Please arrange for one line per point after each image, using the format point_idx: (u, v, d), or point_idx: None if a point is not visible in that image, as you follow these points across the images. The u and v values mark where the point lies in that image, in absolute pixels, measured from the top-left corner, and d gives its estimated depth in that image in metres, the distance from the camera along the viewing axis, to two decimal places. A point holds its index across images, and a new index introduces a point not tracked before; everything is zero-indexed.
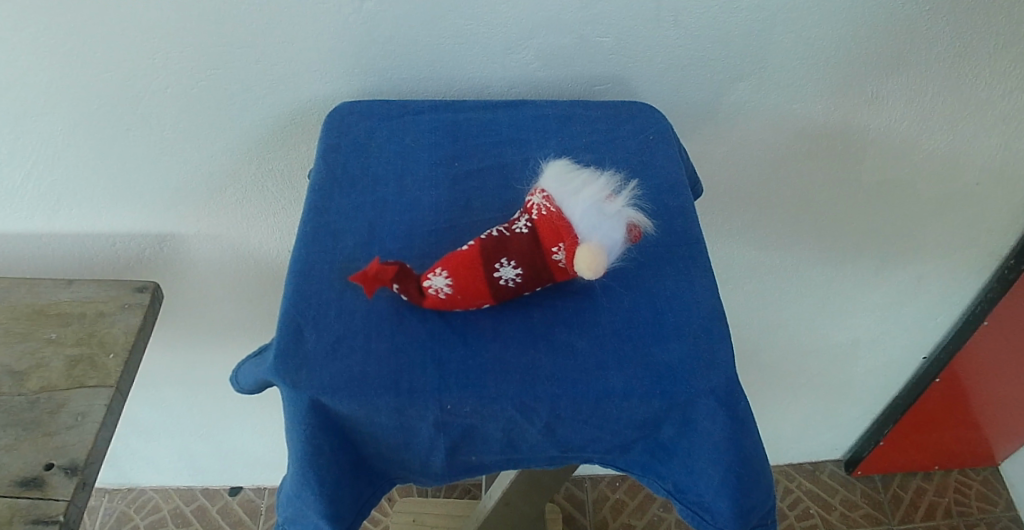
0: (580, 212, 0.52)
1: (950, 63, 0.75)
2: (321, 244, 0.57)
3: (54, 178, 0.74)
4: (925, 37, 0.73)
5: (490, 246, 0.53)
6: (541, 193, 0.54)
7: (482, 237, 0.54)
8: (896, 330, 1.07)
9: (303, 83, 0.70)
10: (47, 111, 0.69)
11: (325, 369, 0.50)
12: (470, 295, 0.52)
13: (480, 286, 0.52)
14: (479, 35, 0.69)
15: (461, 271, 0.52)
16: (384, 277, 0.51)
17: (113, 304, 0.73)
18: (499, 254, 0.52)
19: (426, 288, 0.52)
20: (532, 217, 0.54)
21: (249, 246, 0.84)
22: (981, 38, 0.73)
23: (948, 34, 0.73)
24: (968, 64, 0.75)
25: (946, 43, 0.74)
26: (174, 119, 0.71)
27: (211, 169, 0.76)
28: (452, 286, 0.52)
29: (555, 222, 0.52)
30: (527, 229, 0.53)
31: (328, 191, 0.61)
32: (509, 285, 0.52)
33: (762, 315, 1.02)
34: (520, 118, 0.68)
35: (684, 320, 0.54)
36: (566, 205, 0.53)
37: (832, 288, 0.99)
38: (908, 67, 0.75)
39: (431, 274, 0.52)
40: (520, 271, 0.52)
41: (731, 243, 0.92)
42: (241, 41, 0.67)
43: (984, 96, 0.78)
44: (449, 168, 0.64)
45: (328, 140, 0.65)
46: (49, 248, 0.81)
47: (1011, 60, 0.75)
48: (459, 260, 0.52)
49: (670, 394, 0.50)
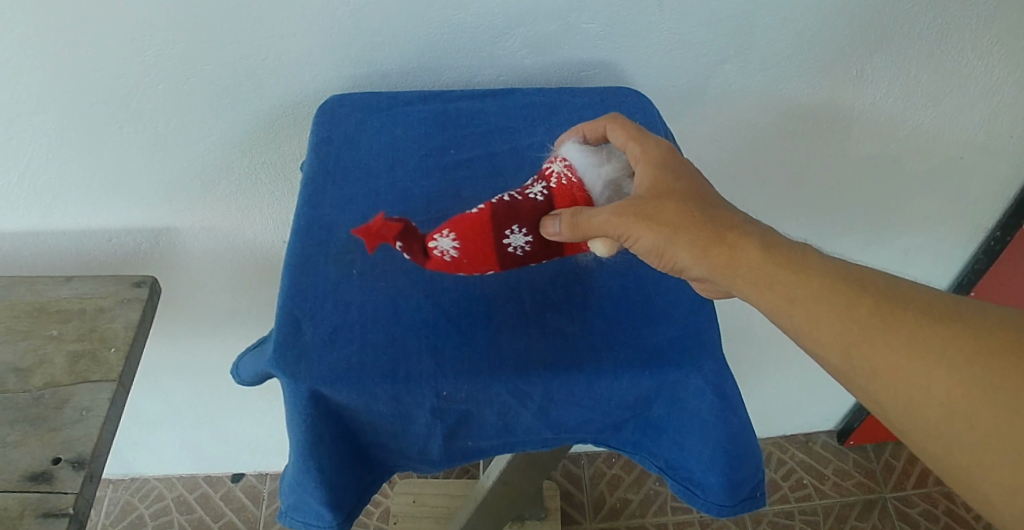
0: (600, 186, 0.56)
1: (934, 38, 0.76)
2: (315, 236, 0.60)
3: (49, 177, 0.75)
4: (908, 13, 0.74)
5: (503, 211, 0.54)
6: (563, 162, 0.57)
7: (494, 200, 0.55)
8: None
9: (293, 77, 0.71)
10: (40, 109, 0.69)
11: (323, 361, 0.52)
12: (475, 260, 0.54)
13: (487, 252, 0.54)
14: (466, 24, 0.70)
15: (470, 236, 0.53)
16: (386, 234, 0.52)
17: (111, 300, 0.74)
18: (511, 221, 0.54)
19: (431, 248, 0.53)
20: (549, 184, 0.56)
21: (244, 238, 0.85)
22: (964, 13, 0.74)
23: (929, 10, 0.74)
24: (952, 38, 0.76)
25: (929, 19, 0.75)
26: (166, 115, 0.72)
27: (205, 162, 0.77)
28: (458, 249, 0.53)
29: (574, 193, 0.55)
30: (542, 197, 0.55)
31: (321, 184, 0.64)
32: (514, 252, 0.54)
33: None
34: (509, 106, 0.70)
35: (672, 302, 0.56)
36: (586, 177, 0.56)
37: None
38: (892, 44, 0.76)
39: (438, 235, 0.53)
40: (529, 240, 0.54)
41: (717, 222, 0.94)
42: (230, 36, 0.67)
43: (966, 71, 0.79)
44: (438, 158, 0.67)
45: (318, 133, 0.68)
46: (45, 247, 0.82)
47: (993, 34, 0.76)
48: (466, 222, 0.54)
49: (660, 375, 0.52)
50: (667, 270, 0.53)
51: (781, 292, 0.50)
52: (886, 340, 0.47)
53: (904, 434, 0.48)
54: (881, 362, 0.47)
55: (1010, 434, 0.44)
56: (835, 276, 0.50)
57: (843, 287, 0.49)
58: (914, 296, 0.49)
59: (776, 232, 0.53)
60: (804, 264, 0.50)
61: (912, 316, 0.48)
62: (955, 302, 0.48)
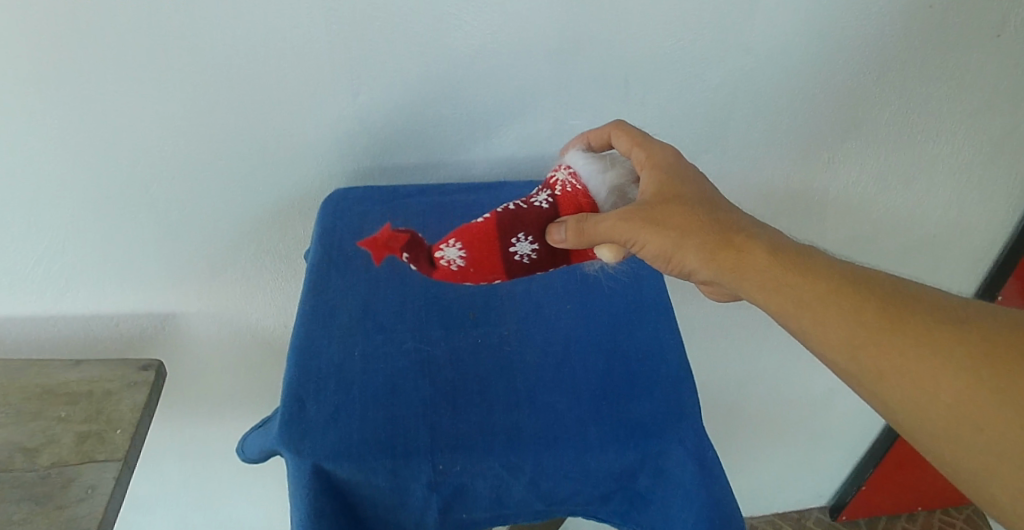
0: (605, 192, 0.61)
1: (899, 126, 0.82)
2: (320, 321, 0.65)
3: (64, 261, 0.79)
4: (874, 105, 0.80)
5: (508, 221, 0.60)
6: (568, 171, 0.63)
7: (499, 210, 0.61)
8: None
9: (302, 169, 0.77)
10: (63, 197, 0.74)
11: (324, 437, 0.57)
12: (481, 268, 0.60)
13: (493, 260, 0.60)
14: (463, 122, 0.76)
15: (476, 247, 0.59)
16: (394, 245, 0.58)
17: (118, 383, 0.77)
18: (517, 229, 0.60)
19: (437, 258, 0.59)
20: (553, 193, 0.62)
21: (248, 322, 0.89)
22: (925, 106, 0.81)
23: (893, 102, 0.80)
24: (917, 125, 0.82)
25: (893, 111, 0.81)
26: (180, 203, 0.77)
27: (214, 248, 0.81)
28: (464, 259, 0.59)
29: (578, 200, 0.61)
30: (547, 205, 0.61)
31: (326, 271, 0.70)
32: (523, 259, 0.60)
33: (736, 371, 1.08)
34: (502, 198, 0.76)
35: (654, 378, 0.62)
36: (591, 184, 0.61)
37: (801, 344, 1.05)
38: (860, 133, 0.82)
39: (445, 246, 0.59)
40: (535, 247, 0.60)
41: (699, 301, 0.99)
42: (245, 132, 0.73)
43: (932, 157, 0.85)
44: (435, 248, 0.73)
45: (323, 223, 0.72)
46: (54, 332, 0.84)
47: (956, 123, 0.82)
48: (473, 235, 0.60)
49: (643, 447, 0.58)
50: (675, 274, 0.58)
51: (789, 295, 0.54)
52: (891, 341, 0.50)
53: (905, 431, 0.51)
54: (887, 365, 0.50)
55: (1006, 428, 0.46)
56: (840, 278, 0.53)
57: (848, 290, 0.53)
58: (918, 300, 0.52)
59: (782, 235, 0.57)
60: (809, 267, 0.54)
61: (917, 319, 0.51)
62: (959, 305, 0.51)
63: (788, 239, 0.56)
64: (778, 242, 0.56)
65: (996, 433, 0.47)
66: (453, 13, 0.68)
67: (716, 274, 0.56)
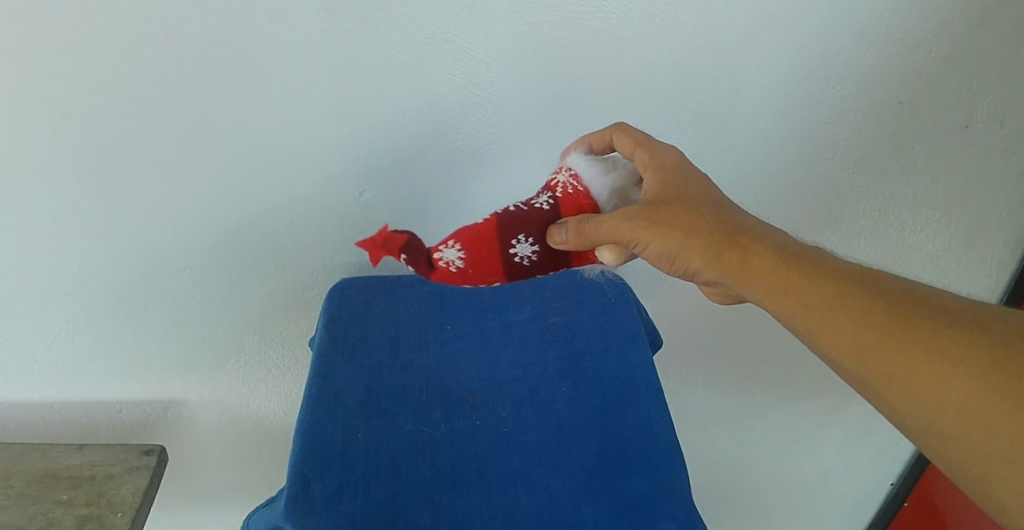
0: (608, 194, 0.62)
1: (877, 215, 0.89)
2: (325, 405, 0.69)
3: (72, 350, 0.81)
4: (851, 195, 0.87)
5: (508, 223, 0.61)
6: (569, 174, 0.64)
7: (501, 213, 0.63)
8: (861, 460, 1.14)
9: (309, 259, 0.81)
10: (75, 288, 0.77)
11: (328, 515, 0.61)
12: (480, 270, 0.61)
13: (493, 262, 0.61)
14: (462, 217, 0.81)
15: (475, 248, 0.61)
16: (392, 246, 0.60)
17: (121, 467, 0.78)
18: (518, 231, 0.61)
19: (437, 260, 0.61)
20: (555, 194, 0.63)
21: (248, 410, 0.91)
22: (900, 195, 0.87)
23: (870, 192, 0.87)
24: (892, 214, 0.89)
25: (869, 201, 0.87)
26: (190, 293, 0.80)
27: (220, 336, 0.84)
28: (463, 261, 0.61)
29: (580, 201, 0.62)
30: (549, 206, 0.62)
31: (331, 357, 0.73)
32: (523, 260, 0.61)
33: (726, 453, 1.12)
34: (499, 287, 0.80)
35: (646, 458, 0.68)
36: (593, 185, 0.63)
37: (787, 426, 1.09)
38: (839, 222, 0.89)
39: (444, 248, 0.61)
40: (536, 249, 0.61)
41: (686, 386, 1.02)
42: (257, 224, 0.77)
43: (910, 243, 0.91)
44: (436, 335, 0.77)
45: (328, 311, 0.76)
46: (56, 418, 0.86)
47: (929, 211, 0.89)
48: (473, 237, 0.61)
49: (635, 521, 0.64)
50: (678, 275, 0.59)
51: (797, 299, 0.56)
52: (900, 346, 0.53)
53: (910, 432, 0.54)
54: (897, 371, 0.53)
55: (1009, 432, 0.49)
56: (846, 282, 0.55)
57: (855, 294, 0.55)
58: (924, 304, 0.54)
59: (787, 237, 0.58)
60: (816, 271, 0.56)
61: (925, 324, 0.53)
62: (965, 309, 0.53)
63: (795, 241, 0.58)
64: (783, 245, 0.57)
65: (1006, 440, 0.50)
66: (456, 120, 0.74)
67: (722, 275, 0.57)
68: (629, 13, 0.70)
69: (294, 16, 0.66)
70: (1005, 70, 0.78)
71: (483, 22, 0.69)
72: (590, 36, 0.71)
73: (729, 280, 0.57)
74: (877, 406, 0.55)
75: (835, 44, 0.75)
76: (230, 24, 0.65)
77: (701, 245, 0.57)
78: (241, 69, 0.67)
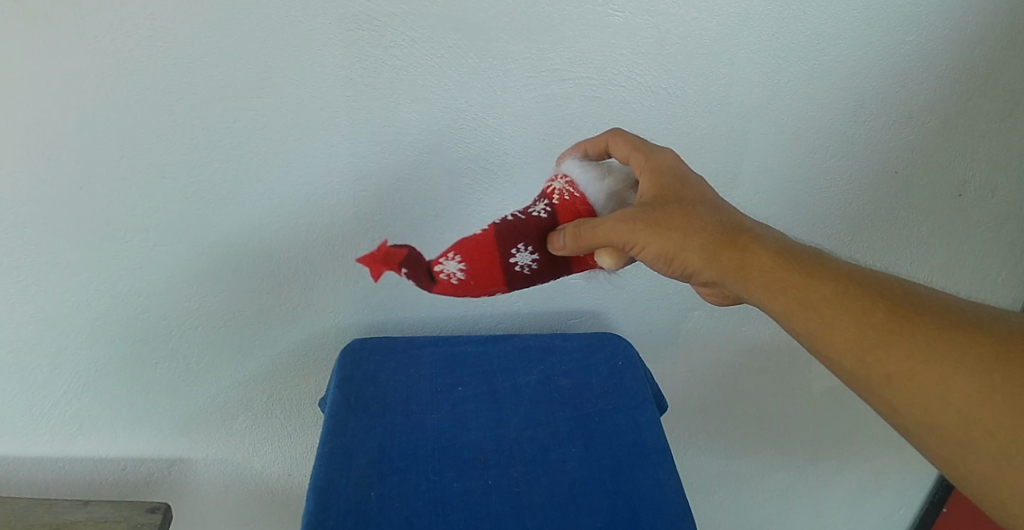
0: (603, 198, 0.64)
1: None
2: (337, 462, 0.70)
3: (79, 406, 0.82)
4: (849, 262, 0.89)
5: (507, 233, 0.63)
6: (564, 179, 0.66)
7: (500, 224, 0.65)
8: (863, 524, 1.14)
9: (319, 319, 0.82)
10: (88, 344, 0.77)
11: None
12: (481, 281, 0.63)
13: (494, 274, 0.63)
14: None
15: (475, 260, 0.63)
16: (392, 260, 0.62)
17: (125, 524, 0.78)
18: (517, 241, 0.63)
19: (437, 272, 0.63)
20: (552, 201, 0.66)
21: (253, 469, 0.91)
22: (896, 263, 0.90)
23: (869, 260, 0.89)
24: None
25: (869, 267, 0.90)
26: (200, 352, 0.81)
27: (229, 395, 0.85)
28: (464, 272, 0.63)
29: (575, 207, 0.64)
30: (546, 215, 0.65)
31: (344, 416, 0.74)
32: (523, 270, 0.63)
33: (730, 520, 1.11)
34: (508, 349, 0.82)
35: (657, 516, 0.68)
36: (588, 191, 0.65)
37: (791, 492, 1.09)
38: None
39: (444, 260, 0.63)
40: (535, 258, 0.63)
41: (690, 451, 1.03)
42: (270, 286, 0.78)
43: None
44: (448, 396, 0.78)
45: (342, 370, 0.77)
46: (59, 474, 0.86)
47: (926, 276, 0.92)
48: (473, 249, 0.63)
49: None
50: (675, 274, 0.60)
51: (793, 297, 0.55)
52: (898, 344, 0.52)
53: (909, 432, 0.53)
54: (896, 368, 0.52)
55: (1012, 427, 0.48)
56: (842, 281, 0.55)
57: (851, 292, 0.54)
58: (923, 303, 0.53)
59: (783, 237, 0.58)
60: (812, 270, 0.56)
61: (922, 322, 0.52)
62: (963, 308, 0.53)
63: (792, 241, 0.58)
64: (778, 244, 0.57)
65: (1009, 438, 0.48)
66: (467, 185, 0.77)
67: (719, 274, 0.58)
68: (638, 86, 0.74)
69: (319, 88, 0.68)
70: (995, 144, 0.82)
71: (496, 94, 0.72)
72: (598, 108, 0.74)
73: (726, 278, 0.58)
74: (876, 407, 0.54)
75: (835, 117, 0.78)
76: (257, 95, 0.68)
77: (699, 245, 0.57)
78: (265, 137, 0.70)
